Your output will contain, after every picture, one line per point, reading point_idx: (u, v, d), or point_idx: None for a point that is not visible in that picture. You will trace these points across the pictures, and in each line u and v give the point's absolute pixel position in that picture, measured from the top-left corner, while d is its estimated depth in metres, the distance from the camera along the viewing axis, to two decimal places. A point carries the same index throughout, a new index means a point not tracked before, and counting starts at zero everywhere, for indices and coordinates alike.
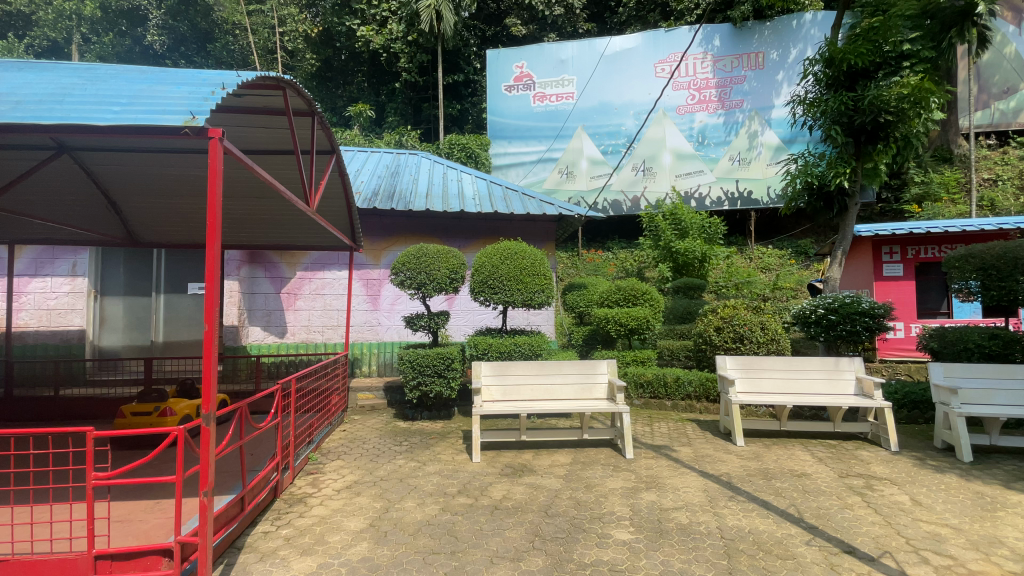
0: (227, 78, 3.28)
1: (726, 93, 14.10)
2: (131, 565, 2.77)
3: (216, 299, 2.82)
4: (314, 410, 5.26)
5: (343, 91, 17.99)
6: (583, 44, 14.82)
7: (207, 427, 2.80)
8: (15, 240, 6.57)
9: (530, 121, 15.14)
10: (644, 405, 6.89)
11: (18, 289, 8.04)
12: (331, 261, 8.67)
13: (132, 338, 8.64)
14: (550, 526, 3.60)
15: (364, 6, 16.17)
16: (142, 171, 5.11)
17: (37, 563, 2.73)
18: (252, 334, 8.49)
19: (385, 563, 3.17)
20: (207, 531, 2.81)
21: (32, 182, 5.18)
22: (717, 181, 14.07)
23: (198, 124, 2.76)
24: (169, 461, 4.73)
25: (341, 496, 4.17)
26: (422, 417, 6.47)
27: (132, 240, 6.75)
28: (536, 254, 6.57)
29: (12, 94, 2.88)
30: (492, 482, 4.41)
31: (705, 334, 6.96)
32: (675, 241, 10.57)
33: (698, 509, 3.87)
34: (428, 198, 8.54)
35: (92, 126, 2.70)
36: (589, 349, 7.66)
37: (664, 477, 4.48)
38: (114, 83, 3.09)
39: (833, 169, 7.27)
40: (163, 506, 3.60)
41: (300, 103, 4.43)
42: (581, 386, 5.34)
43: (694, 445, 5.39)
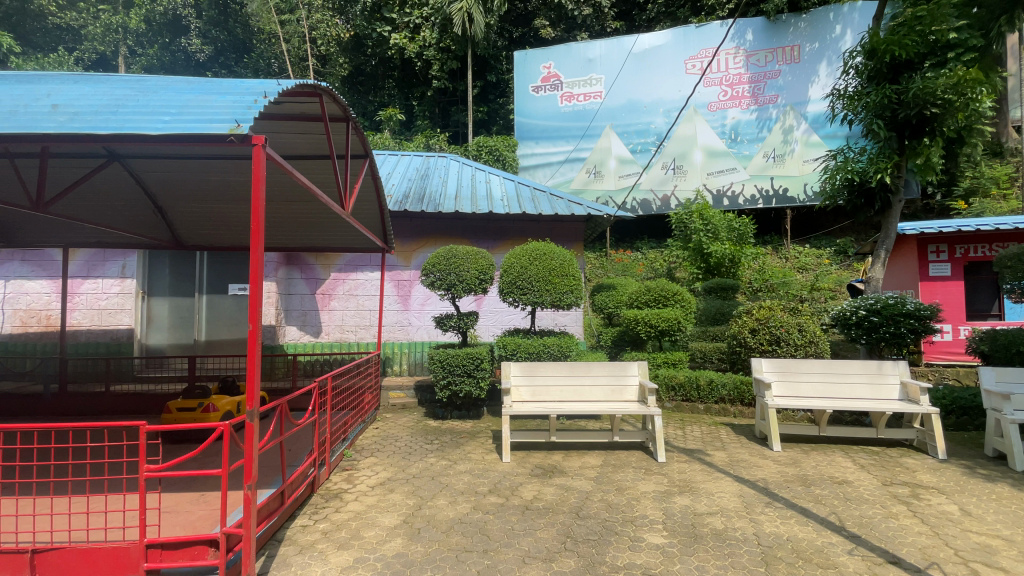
0: (269, 86, 3.40)
1: (759, 88, 13.75)
2: (180, 554, 2.90)
3: (259, 299, 2.94)
4: (349, 408, 5.40)
5: (374, 97, 18.32)
6: (612, 42, 14.69)
7: (251, 422, 2.91)
8: (72, 244, 6.97)
9: (557, 120, 15.10)
10: (676, 407, 6.77)
11: (72, 290, 8.64)
12: (364, 262, 8.87)
13: (176, 337, 8.89)
14: (583, 528, 3.59)
15: (396, 14, 16.52)
16: (186, 176, 5.33)
17: (91, 551, 2.87)
18: (288, 333, 8.72)
19: (419, 560, 3.22)
20: (251, 523, 2.93)
21: (85, 189, 5.50)
22: (752, 179, 13.71)
23: (243, 131, 2.89)
24: (213, 455, 4.92)
25: (375, 492, 4.26)
26: (452, 417, 6.53)
27: (177, 244, 7.03)
28: (565, 254, 6.56)
29: (71, 106, 3.05)
30: (523, 483, 4.41)
31: (739, 336, 6.80)
32: (706, 243, 10.33)
33: (733, 515, 3.79)
34: (457, 199, 8.65)
35: (144, 135, 2.85)
36: (618, 350, 7.62)
37: (698, 481, 4.40)
38: (164, 94, 3.24)
39: (875, 165, 6.98)
40: (208, 498, 3.75)
41: (336, 110, 4.55)
42: (612, 388, 5.30)
43: (729, 450, 5.27)
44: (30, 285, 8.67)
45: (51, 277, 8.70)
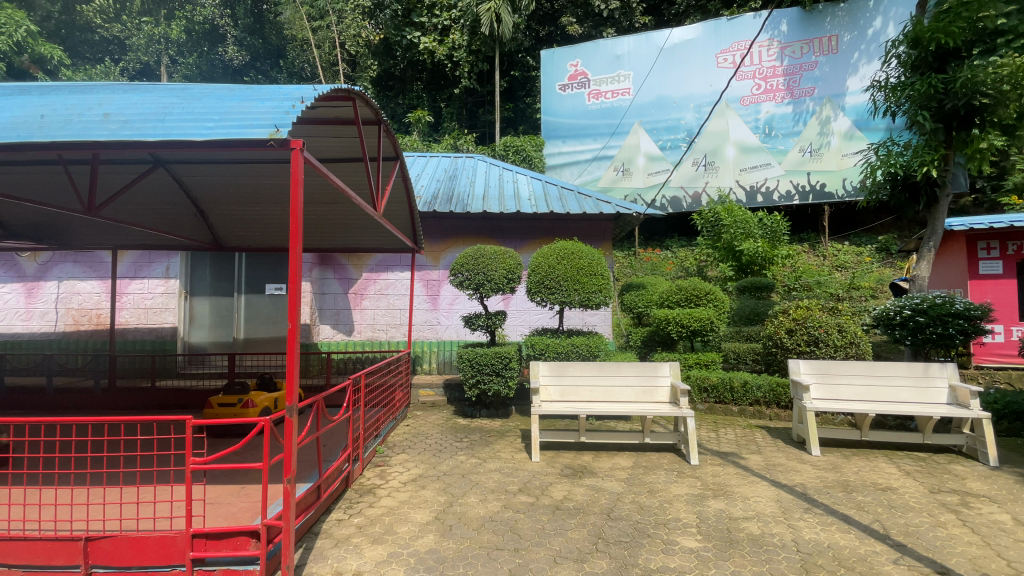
0: (305, 91, 3.49)
1: (795, 80, 13.33)
2: (223, 544, 3.00)
3: (298, 298, 3.04)
4: (380, 405, 5.50)
5: (402, 99, 18.40)
6: (640, 38, 14.49)
7: (291, 418, 3.00)
8: (120, 245, 7.32)
9: (584, 119, 15.00)
10: (708, 409, 6.63)
11: (121, 290, 9.04)
12: (395, 262, 9.01)
13: (216, 335, 9.23)
14: (614, 529, 3.56)
15: (425, 17, 16.60)
16: (226, 180, 5.52)
17: (141, 540, 3.00)
18: (322, 332, 8.94)
19: (451, 556, 3.25)
20: (290, 516, 3.03)
21: (133, 193, 5.76)
22: (787, 174, 13.31)
23: (282, 136, 2.99)
24: (253, 449, 5.09)
25: (407, 488, 4.33)
26: (480, 416, 6.57)
27: (218, 245, 7.30)
28: (594, 254, 6.51)
29: (121, 114, 3.20)
30: (553, 482, 4.41)
31: (775, 336, 6.61)
32: (738, 241, 10.07)
33: (771, 520, 3.69)
34: (485, 199, 8.71)
35: (189, 141, 2.98)
36: (648, 351, 7.52)
37: (733, 485, 4.31)
38: (207, 101, 3.36)
39: (920, 157, 6.65)
40: (248, 491, 3.88)
41: (368, 113, 4.64)
42: (642, 389, 5.23)
43: (765, 453, 5.14)
44: (82, 286, 9.14)
45: (100, 278, 9.14)
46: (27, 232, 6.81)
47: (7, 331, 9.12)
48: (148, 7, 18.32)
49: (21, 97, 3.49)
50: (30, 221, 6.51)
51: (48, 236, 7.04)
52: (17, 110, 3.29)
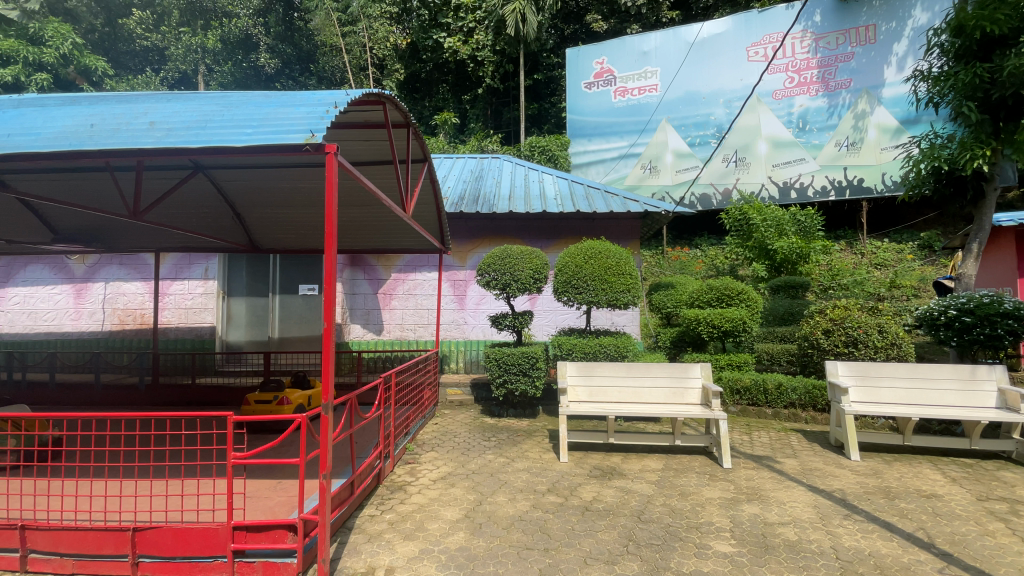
0: (338, 97, 3.58)
1: (830, 72, 12.90)
2: (262, 536, 3.10)
3: (333, 298, 3.11)
4: (410, 403, 5.59)
5: (428, 102, 18.57)
6: (668, 33, 14.27)
7: (326, 415, 3.07)
8: (162, 248, 7.63)
9: (611, 117, 14.88)
10: (741, 412, 6.48)
11: (163, 290, 9.42)
12: (422, 263, 9.11)
13: (252, 334, 9.52)
14: (645, 532, 3.53)
15: (450, 19, 16.63)
16: (262, 184, 5.69)
17: (184, 531, 3.12)
18: (352, 331, 9.13)
19: (482, 554, 3.28)
20: (325, 511, 3.11)
21: (175, 198, 6.00)
22: (822, 170, 12.89)
23: (317, 140, 3.08)
24: (288, 445, 5.24)
25: (437, 486, 4.39)
26: (507, 415, 6.59)
27: (253, 247, 7.53)
28: (621, 253, 6.44)
29: (165, 123, 3.34)
30: (581, 483, 4.39)
31: (812, 337, 6.43)
32: (770, 239, 9.81)
33: (809, 526, 3.59)
34: (511, 199, 8.73)
35: (230, 147, 3.09)
36: (677, 351, 7.40)
37: (768, 490, 4.20)
38: (245, 108, 3.48)
39: (967, 150, 6.33)
40: (284, 485, 3.99)
41: (397, 116, 4.72)
42: (672, 390, 5.16)
43: (801, 457, 5.00)
44: (128, 287, 9.58)
45: (144, 279, 9.56)
46: (77, 235, 7.17)
47: (58, 330, 9.61)
48: (185, 17, 19.07)
49: (71, 107, 3.67)
50: (79, 225, 6.85)
51: (96, 240, 7.40)
52: (68, 119, 3.47)
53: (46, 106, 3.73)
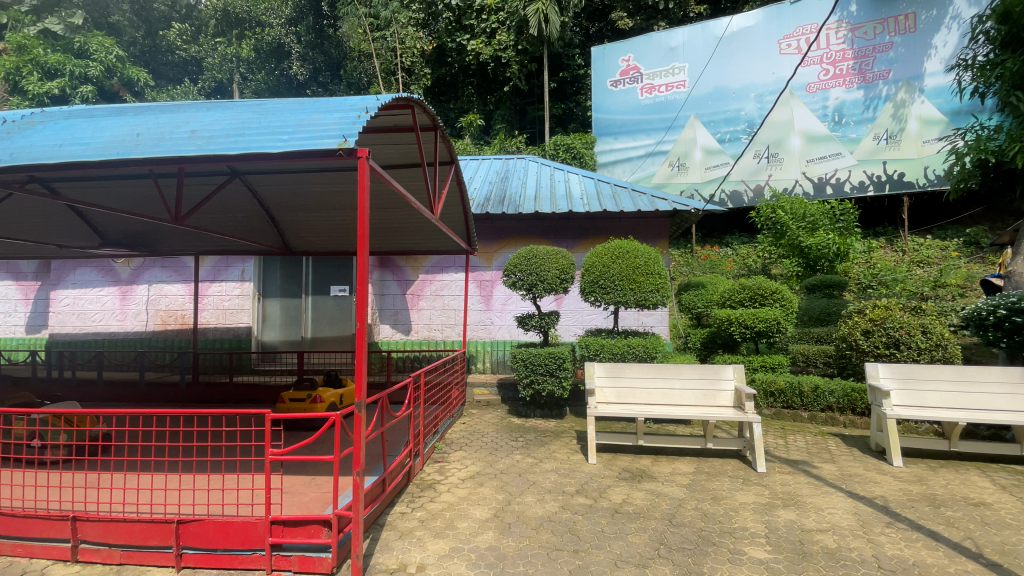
0: (369, 102, 3.65)
1: (867, 63, 12.43)
2: (298, 531, 3.19)
3: (365, 300, 3.18)
4: (438, 402, 5.66)
5: (454, 104, 18.76)
6: (696, 28, 14.00)
7: (359, 413, 3.14)
8: (201, 251, 7.92)
9: (637, 114, 14.72)
10: (775, 415, 6.31)
11: (202, 292, 9.78)
12: (449, 264, 9.18)
13: (286, 334, 9.77)
14: (677, 536, 3.47)
15: (474, 21, 16.64)
16: (296, 188, 5.85)
17: (225, 525, 3.23)
18: (382, 331, 9.30)
19: (511, 554, 3.29)
20: (358, 507, 3.18)
21: (214, 203, 6.23)
22: (860, 164, 12.43)
23: (349, 145, 3.15)
24: (323, 442, 5.38)
25: (466, 485, 4.42)
26: (535, 415, 6.60)
27: (287, 249, 7.74)
28: (650, 252, 6.36)
29: (206, 131, 3.47)
30: (610, 485, 4.36)
31: (850, 338, 6.22)
32: (803, 237, 9.54)
33: (848, 534, 3.47)
34: (537, 199, 8.72)
35: (267, 154, 3.19)
36: (708, 353, 7.26)
37: (805, 495, 4.08)
38: (281, 115, 3.58)
39: (1016, 141, 6.00)
40: (318, 482, 4.10)
41: (426, 119, 4.78)
42: (703, 392, 5.06)
43: (839, 462, 4.84)
44: (169, 289, 9.98)
45: (184, 281, 9.95)
46: (122, 240, 7.51)
47: (105, 330, 10.08)
48: (221, 28, 19.76)
49: (117, 117, 3.85)
50: (124, 230, 7.17)
51: (140, 244, 7.73)
52: (116, 130, 3.64)
53: (95, 117, 3.92)
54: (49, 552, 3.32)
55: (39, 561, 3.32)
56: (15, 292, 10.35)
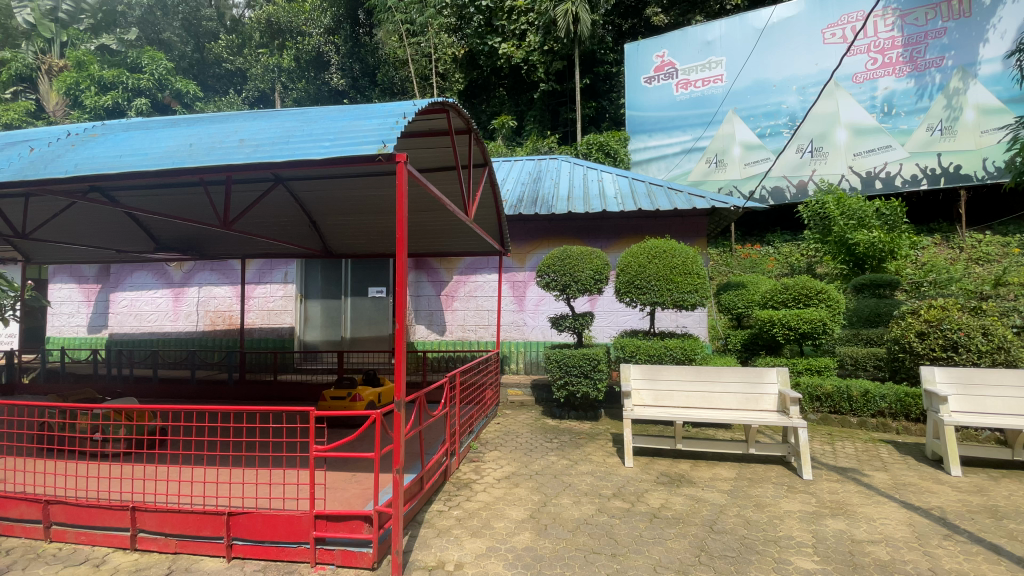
0: (406, 107, 3.73)
1: (919, 50, 11.78)
2: (341, 526, 3.28)
3: (404, 300, 3.24)
4: (473, 403, 5.71)
5: (487, 106, 18.92)
6: (733, 21, 13.59)
7: (399, 411, 3.21)
8: (247, 254, 8.27)
9: (672, 111, 14.45)
10: (822, 420, 6.06)
11: (249, 294, 10.20)
12: (482, 265, 9.26)
13: (327, 334, 10.06)
14: (718, 543, 3.39)
15: (504, 22, 16.58)
16: (335, 192, 6.03)
17: (273, 518, 3.36)
18: (417, 331, 9.47)
19: (548, 556, 3.29)
20: (398, 504, 3.25)
21: (260, 208, 6.50)
22: (912, 157, 11.77)
23: (389, 150, 3.23)
24: (363, 440, 5.53)
25: (502, 485, 4.45)
26: (569, 417, 6.57)
27: (327, 252, 7.96)
28: (688, 251, 6.22)
29: (254, 140, 3.62)
30: (648, 489, 4.30)
31: (903, 340, 5.93)
32: (850, 234, 9.12)
33: (903, 546, 3.30)
34: (570, 200, 8.67)
35: (311, 160, 3.30)
36: (749, 355, 7.05)
37: (855, 505, 3.91)
38: (323, 123, 3.70)
39: None
40: (359, 478, 4.21)
41: (460, 123, 4.84)
42: (745, 396, 4.92)
43: (892, 471, 4.61)
44: (218, 290, 10.46)
45: (231, 284, 10.40)
46: (175, 244, 7.92)
47: (159, 330, 10.66)
48: (264, 39, 20.58)
49: (171, 129, 4.07)
50: (177, 235, 7.56)
51: (191, 248, 8.14)
52: (171, 140, 3.84)
53: (151, 128, 4.16)
54: (110, 541, 3.53)
55: (102, 549, 3.53)
56: (78, 294, 11.06)
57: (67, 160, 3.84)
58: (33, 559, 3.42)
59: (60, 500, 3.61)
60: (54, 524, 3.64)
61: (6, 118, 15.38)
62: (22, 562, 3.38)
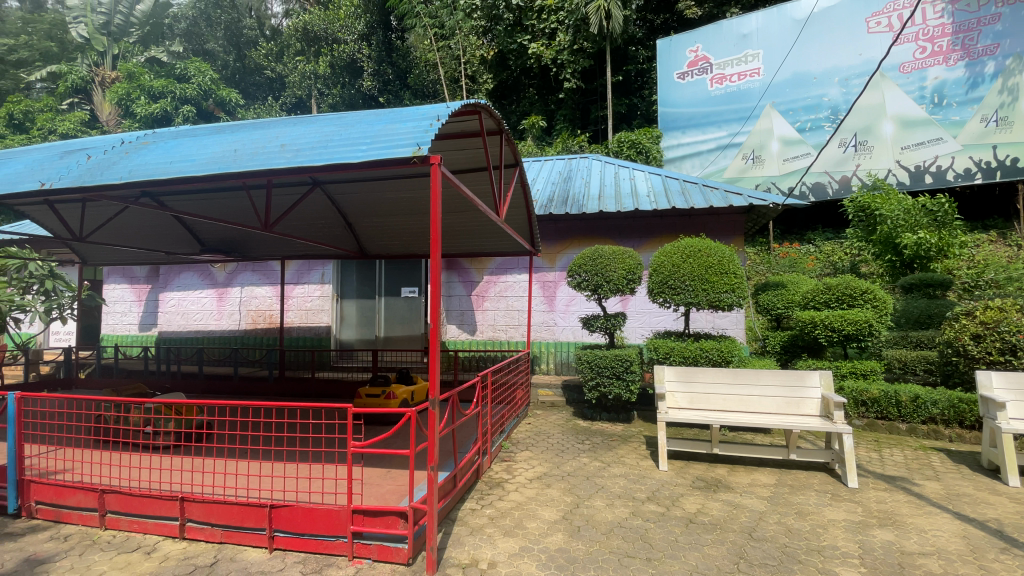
0: (440, 110, 3.78)
1: (971, 38, 11.14)
2: (377, 521, 3.35)
3: (439, 299, 3.28)
4: (504, 402, 5.74)
5: (517, 107, 18.93)
6: (771, 12, 13.19)
7: (433, 409, 3.25)
8: (286, 255, 8.55)
9: (707, 106, 14.13)
10: (868, 426, 5.81)
11: (288, 293, 10.53)
12: (513, 265, 9.28)
13: (361, 333, 10.29)
14: (758, 551, 3.30)
15: (534, 22, 16.57)
16: (370, 194, 6.16)
17: (313, 511, 3.45)
18: (449, 331, 9.58)
19: (581, 558, 3.27)
20: (433, 500, 3.30)
21: (299, 210, 6.72)
22: (965, 150, 11.20)
23: (423, 153, 3.28)
24: (398, 437, 5.63)
25: (534, 485, 4.45)
26: (601, 418, 6.51)
27: (361, 253, 8.12)
28: (724, 250, 6.07)
29: (295, 145, 3.74)
30: (684, 494, 4.21)
31: (957, 343, 5.63)
32: (898, 233, 8.69)
33: (957, 559, 3.13)
34: (601, 199, 8.58)
35: (348, 164, 3.38)
36: (790, 358, 6.83)
37: (904, 515, 3.73)
38: (360, 127, 3.78)
39: None
40: (394, 475, 4.29)
41: (492, 124, 4.85)
42: (785, 400, 4.77)
43: (944, 480, 4.38)
44: (259, 290, 10.85)
45: (272, 284, 10.77)
46: (219, 246, 8.24)
47: (204, 329, 11.13)
48: (302, 47, 20.78)
49: (217, 135, 4.24)
50: (221, 237, 7.88)
51: (234, 250, 8.46)
52: (216, 147, 4.00)
53: (198, 136, 4.35)
54: (161, 529, 3.71)
55: (153, 537, 3.71)
56: (130, 294, 11.66)
57: (121, 167, 4.05)
58: (90, 545, 3.63)
59: (115, 490, 3.82)
60: (109, 512, 3.85)
61: (64, 127, 16.48)
62: (80, 548, 3.58)
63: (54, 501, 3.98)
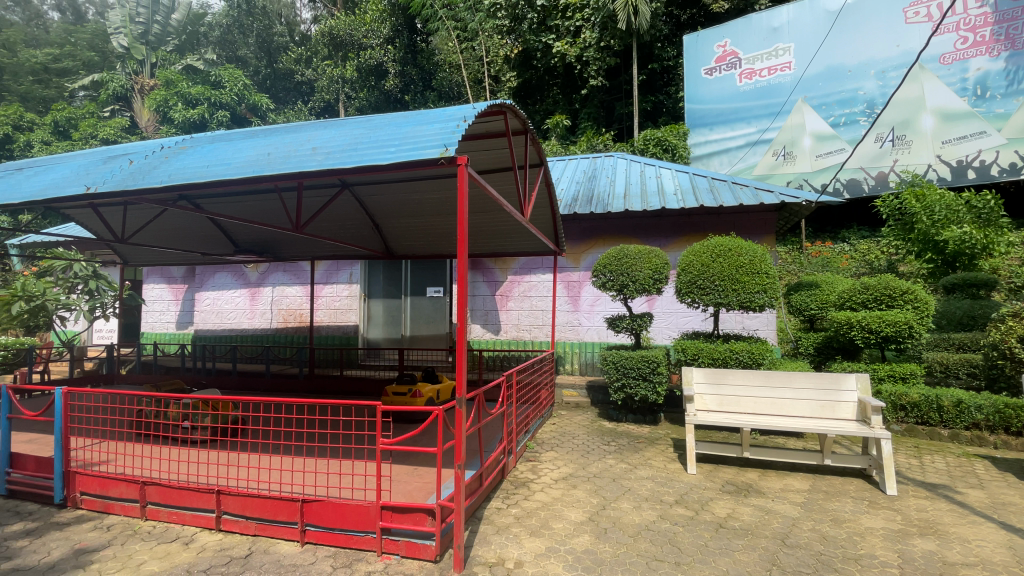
0: (466, 111, 3.80)
1: (1017, 27, 10.64)
2: (405, 518, 3.40)
3: (466, 298, 3.31)
4: (529, 402, 5.74)
5: (540, 106, 18.87)
6: (803, 4, 12.82)
7: (460, 408, 3.28)
8: (316, 256, 8.75)
9: (735, 102, 13.82)
10: (907, 432, 5.58)
11: (317, 293, 10.77)
12: (536, 265, 9.27)
13: (388, 332, 10.44)
14: (791, 558, 3.21)
15: (559, 20, 16.51)
16: (397, 195, 6.25)
17: (343, 506, 3.52)
18: (473, 331, 9.64)
19: (608, 560, 3.25)
20: (460, 498, 3.32)
21: (328, 211, 6.85)
22: (1010, 143, 10.75)
23: (451, 154, 3.31)
24: (424, 436, 5.69)
25: (559, 486, 4.44)
26: (627, 420, 6.44)
27: (388, 253, 8.23)
28: (754, 249, 5.92)
29: (325, 148, 3.82)
30: (713, 498, 4.14)
31: (1003, 345, 5.37)
32: (936, 231, 8.35)
33: (1004, 571, 2.99)
34: (626, 198, 8.48)
35: (376, 165, 3.43)
36: (825, 360, 6.62)
37: (946, 524, 3.57)
38: (388, 129, 3.84)
39: None
40: (421, 472, 4.34)
41: (517, 124, 4.87)
42: (820, 403, 4.63)
43: (989, 489, 4.19)
44: (290, 290, 11.12)
45: (302, 284, 11.04)
46: (252, 247, 8.47)
47: (238, 327, 11.48)
48: (329, 51, 21.21)
49: (251, 139, 4.37)
50: (254, 239, 8.11)
51: (265, 250, 8.68)
52: (251, 150, 4.12)
53: (232, 140, 4.49)
54: (198, 521, 3.84)
55: (190, 528, 3.85)
56: (168, 293, 12.11)
57: (161, 171, 4.21)
58: (132, 535, 3.78)
59: (156, 482, 3.98)
60: (149, 504, 4.01)
61: (105, 133, 17.22)
62: (122, 537, 3.74)
63: (98, 492, 4.16)
